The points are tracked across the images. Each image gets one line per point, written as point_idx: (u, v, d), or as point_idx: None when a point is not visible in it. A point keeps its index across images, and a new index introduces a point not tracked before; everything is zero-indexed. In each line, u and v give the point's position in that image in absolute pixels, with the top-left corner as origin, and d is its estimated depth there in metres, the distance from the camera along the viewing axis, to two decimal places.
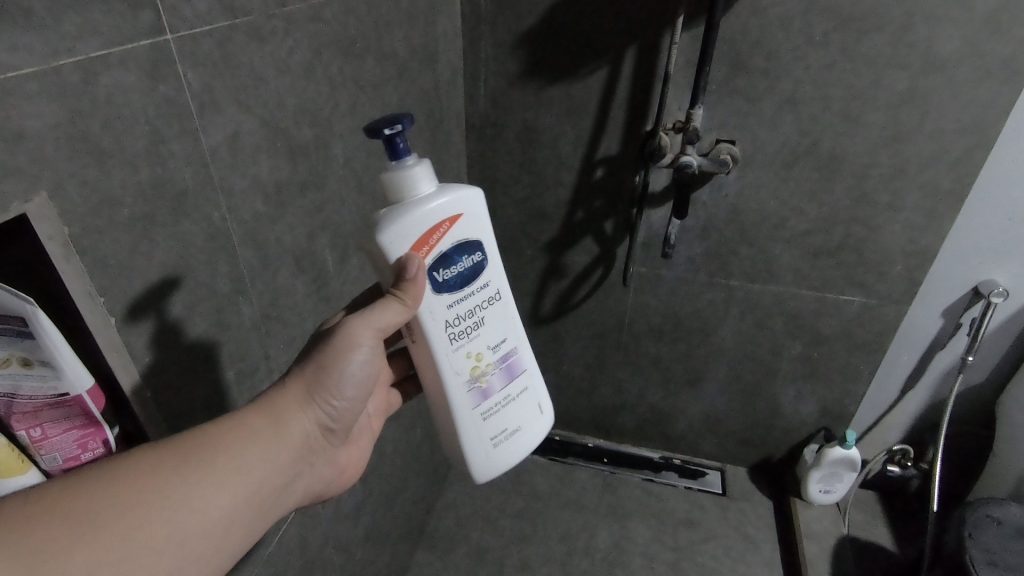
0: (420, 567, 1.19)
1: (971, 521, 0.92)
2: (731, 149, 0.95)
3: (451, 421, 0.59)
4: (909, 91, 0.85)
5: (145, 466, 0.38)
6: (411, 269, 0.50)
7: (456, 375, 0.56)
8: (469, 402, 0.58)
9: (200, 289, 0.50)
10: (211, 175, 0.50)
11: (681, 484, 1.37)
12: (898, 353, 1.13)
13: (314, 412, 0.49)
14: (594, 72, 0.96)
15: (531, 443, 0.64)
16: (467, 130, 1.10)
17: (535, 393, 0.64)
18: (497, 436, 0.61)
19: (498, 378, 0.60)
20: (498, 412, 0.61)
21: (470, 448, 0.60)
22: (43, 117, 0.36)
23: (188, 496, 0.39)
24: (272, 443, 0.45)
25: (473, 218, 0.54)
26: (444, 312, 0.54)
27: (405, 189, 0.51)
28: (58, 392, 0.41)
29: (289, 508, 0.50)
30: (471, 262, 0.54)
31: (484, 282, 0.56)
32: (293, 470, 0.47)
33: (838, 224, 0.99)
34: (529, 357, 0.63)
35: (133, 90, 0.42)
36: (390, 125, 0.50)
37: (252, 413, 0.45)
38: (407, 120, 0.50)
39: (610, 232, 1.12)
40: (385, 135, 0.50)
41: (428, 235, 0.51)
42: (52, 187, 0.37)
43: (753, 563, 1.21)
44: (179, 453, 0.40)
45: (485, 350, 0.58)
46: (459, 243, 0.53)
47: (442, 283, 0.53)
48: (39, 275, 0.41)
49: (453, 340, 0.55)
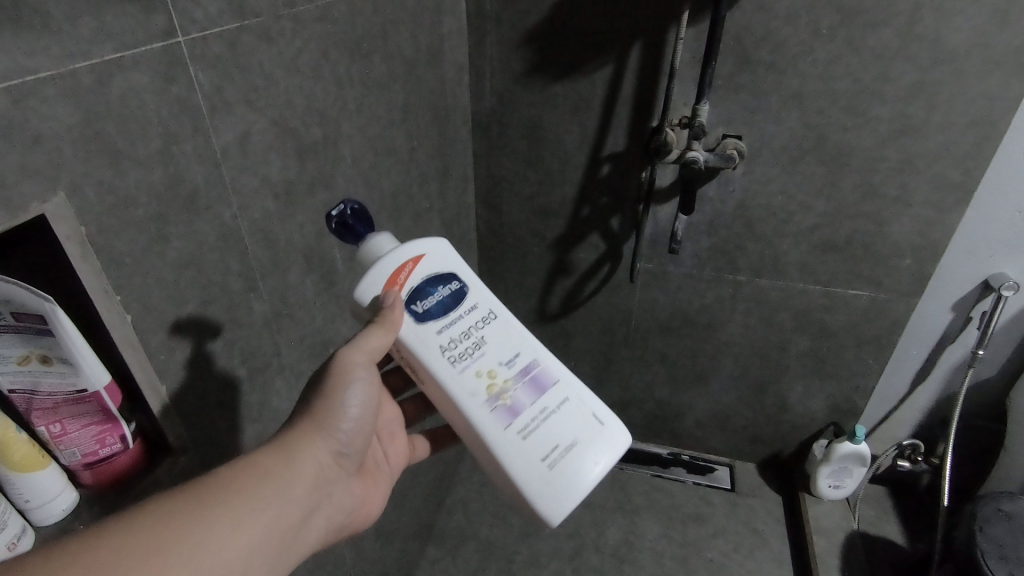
0: (430, 563, 1.20)
1: (983, 516, 0.91)
2: (738, 144, 0.95)
3: (491, 450, 0.56)
4: (917, 83, 0.84)
5: (163, 507, 0.38)
6: (388, 300, 0.55)
7: (471, 396, 0.56)
8: (498, 421, 0.56)
9: (212, 287, 0.51)
10: (223, 175, 0.51)
11: (690, 480, 1.37)
12: (908, 348, 1.13)
13: (326, 441, 0.51)
14: (599, 68, 0.96)
15: (601, 461, 0.58)
16: (473, 128, 1.10)
17: (582, 404, 0.60)
18: (550, 454, 0.57)
19: (524, 394, 0.58)
20: (538, 428, 0.57)
21: (523, 474, 0.56)
22: (61, 118, 0.37)
23: (208, 536, 0.39)
24: (288, 474, 0.46)
25: (435, 255, 0.60)
26: (434, 340, 0.57)
27: (369, 253, 0.58)
28: (76, 388, 0.41)
29: (309, 546, 0.50)
30: (448, 290, 0.58)
31: (470, 305, 0.59)
32: (311, 499, 0.48)
33: (846, 218, 0.99)
34: (560, 369, 0.61)
35: (146, 92, 0.42)
36: (336, 209, 0.58)
37: (263, 448, 0.46)
38: (350, 201, 0.58)
39: (617, 228, 1.12)
40: (334, 219, 0.58)
41: (396, 274, 0.57)
42: (69, 187, 0.38)
43: (762, 558, 1.20)
44: (196, 493, 0.40)
45: (497, 366, 0.58)
46: (428, 277, 0.58)
47: (424, 313, 0.57)
48: (57, 274, 0.41)
49: (455, 362, 0.56)
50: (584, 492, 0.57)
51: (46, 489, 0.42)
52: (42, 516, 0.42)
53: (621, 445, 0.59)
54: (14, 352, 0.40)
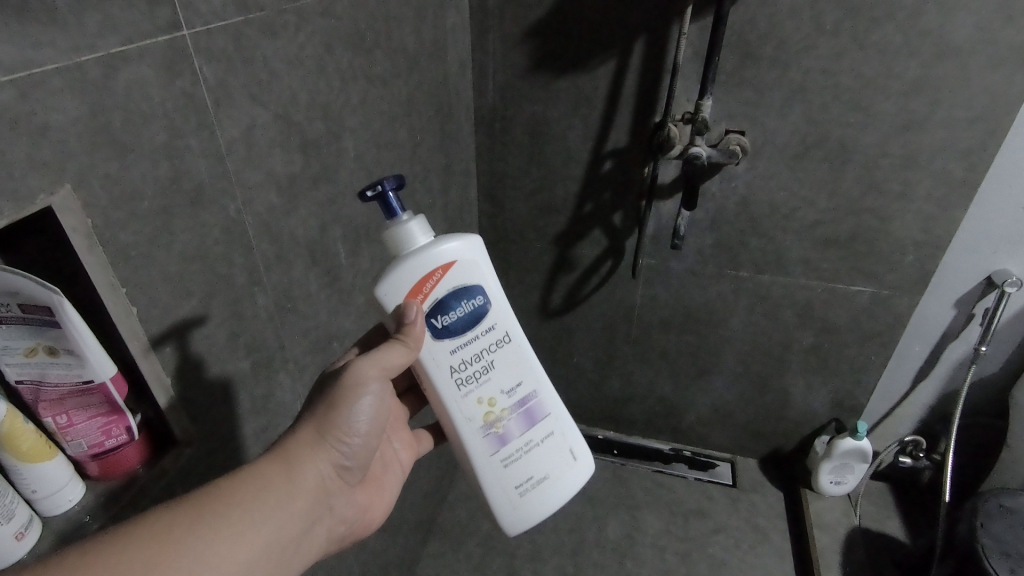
0: (432, 557, 1.21)
1: (984, 511, 0.92)
2: (741, 140, 0.95)
3: (471, 469, 0.59)
4: (921, 79, 0.84)
5: (157, 527, 0.38)
6: (409, 315, 0.53)
7: (467, 421, 0.57)
8: (486, 447, 0.58)
9: (216, 279, 0.51)
10: (227, 169, 0.51)
11: (691, 475, 1.38)
12: (910, 344, 1.13)
13: (328, 453, 0.50)
14: (602, 64, 0.96)
15: (566, 493, 0.62)
16: (476, 124, 1.10)
17: (565, 440, 0.62)
18: (523, 484, 0.60)
19: (516, 424, 0.59)
20: (520, 459, 0.60)
21: (495, 497, 0.60)
22: (67, 111, 0.37)
23: (203, 551, 0.40)
24: (286, 492, 0.46)
25: (466, 263, 0.56)
26: (446, 359, 0.56)
27: (402, 242, 0.55)
28: (82, 379, 0.42)
29: (312, 554, 0.50)
30: (471, 307, 0.56)
31: (489, 325, 0.57)
32: (310, 515, 0.48)
33: (849, 214, 0.99)
34: (553, 401, 0.62)
35: (151, 85, 0.43)
36: (374, 186, 0.54)
37: (263, 462, 0.46)
38: (390, 179, 0.54)
39: (619, 224, 1.12)
40: (370, 196, 0.54)
41: (421, 283, 0.54)
42: (75, 179, 0.38)
43: (763, 554, 1.21)
44: (193, 509, 0.40)
45: (498, 394, 0.58)
46: (453, 289, 0.55)
47: (442, 329, 0.55)
48: (64, 267, 0.42)
49: (460, 385, 0.56)
50: (544, 517, 0.62)
51: (53, 481, 0.42)
52: (48, 507, 0.43)
53: (585, 479, 0.63)
54: (22, 344, 0.40)
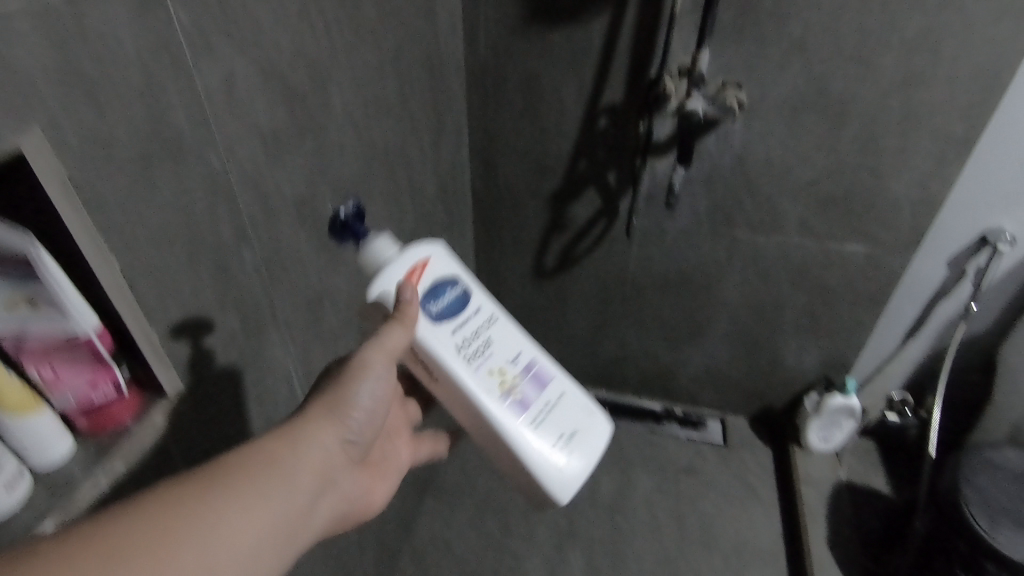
0: (428, 515, 1.23)
1: (968, 464, 0.93)
2: (739, 95, 0.93)
3: (504, 442, 0.60)
4: (924, 30, 0.82)
5: (165, 500, 0.37)
6: (404, 296, 0.56)
7: (487, 392, 0.59)
8: (511, 415, 0.60)
9: (200, 235, 0.50)
10: (208, 119, 0.49)
11: (682, 434, 1.39)
12: (902, 303, 1.13)
13: (335, 430, 0.51)
14: (597, 15, 0.93)
15: (596, 446, 0.64)
16: (467, 80, 1.07)
17: (578, 397, 0.65)
18: (557, 443, 0.62)
19: (530, 389, 0.62)
20: (545, 420, 0.62)
21: (536, 464, 0.60)
22: (34, 52, 0.35)
23: (217, 521, 0.39)
24: (295, 464, 0.46)
25: (439, 259, 0.62)
26: (448, 339, 0.59)
27: (373, 262, 0.59)
28: (67, 334, 0.41)
29: (320, 533, 0.50)
30: (457, 292, 0.61)
31: (478, 306, 0.62)
32: (322, 489, 0.48)
33: (845, 172, 0.98)
34: (555, 366, 0.65)
35: (122, 27, 0.40)
36: (342, 211, 0.60)
37: (273, 438, 0.47)
38: (353, 203, 0.60)
39: (614, 184, 1.11)
40: (341, 220, 0.60)
41: (405, 279, 0.59)
42: (46, 123, 0.36)
43: (752, 508, 1.24)
44: (199, 482, 0.40)
45: (506, 364, 0.61)
46: (435, 281, 0.60)
47: (438, 314, 0.59)
48: (39, 215, 0.40)
49: (470, 360, 0.59)
50: (585, 473, 0.63)
51: (42, 435, 0.42)
52: (39, 462, 0.42)
53: (608, 432, 0.66)
54: (2, 296, 0.39)
